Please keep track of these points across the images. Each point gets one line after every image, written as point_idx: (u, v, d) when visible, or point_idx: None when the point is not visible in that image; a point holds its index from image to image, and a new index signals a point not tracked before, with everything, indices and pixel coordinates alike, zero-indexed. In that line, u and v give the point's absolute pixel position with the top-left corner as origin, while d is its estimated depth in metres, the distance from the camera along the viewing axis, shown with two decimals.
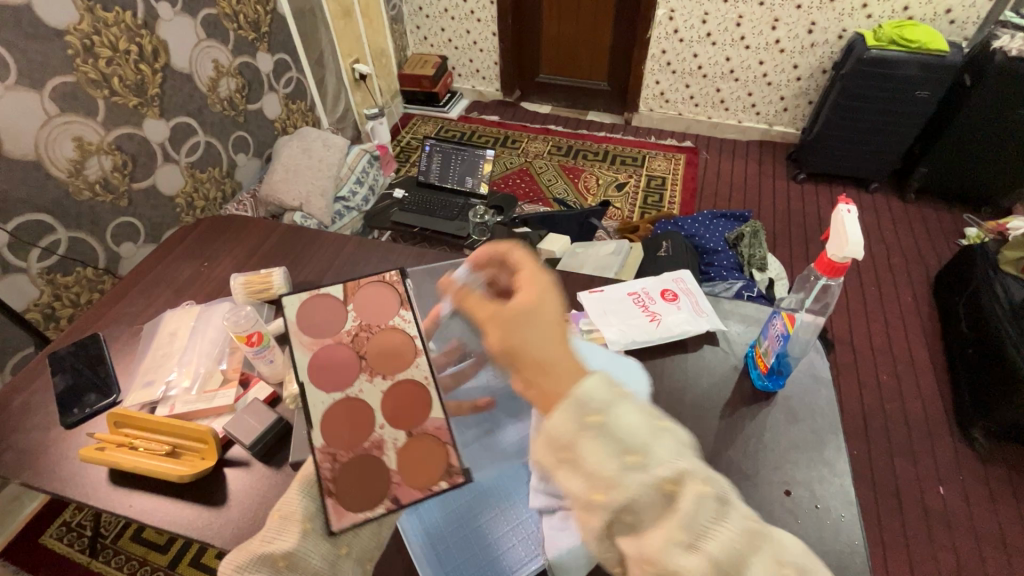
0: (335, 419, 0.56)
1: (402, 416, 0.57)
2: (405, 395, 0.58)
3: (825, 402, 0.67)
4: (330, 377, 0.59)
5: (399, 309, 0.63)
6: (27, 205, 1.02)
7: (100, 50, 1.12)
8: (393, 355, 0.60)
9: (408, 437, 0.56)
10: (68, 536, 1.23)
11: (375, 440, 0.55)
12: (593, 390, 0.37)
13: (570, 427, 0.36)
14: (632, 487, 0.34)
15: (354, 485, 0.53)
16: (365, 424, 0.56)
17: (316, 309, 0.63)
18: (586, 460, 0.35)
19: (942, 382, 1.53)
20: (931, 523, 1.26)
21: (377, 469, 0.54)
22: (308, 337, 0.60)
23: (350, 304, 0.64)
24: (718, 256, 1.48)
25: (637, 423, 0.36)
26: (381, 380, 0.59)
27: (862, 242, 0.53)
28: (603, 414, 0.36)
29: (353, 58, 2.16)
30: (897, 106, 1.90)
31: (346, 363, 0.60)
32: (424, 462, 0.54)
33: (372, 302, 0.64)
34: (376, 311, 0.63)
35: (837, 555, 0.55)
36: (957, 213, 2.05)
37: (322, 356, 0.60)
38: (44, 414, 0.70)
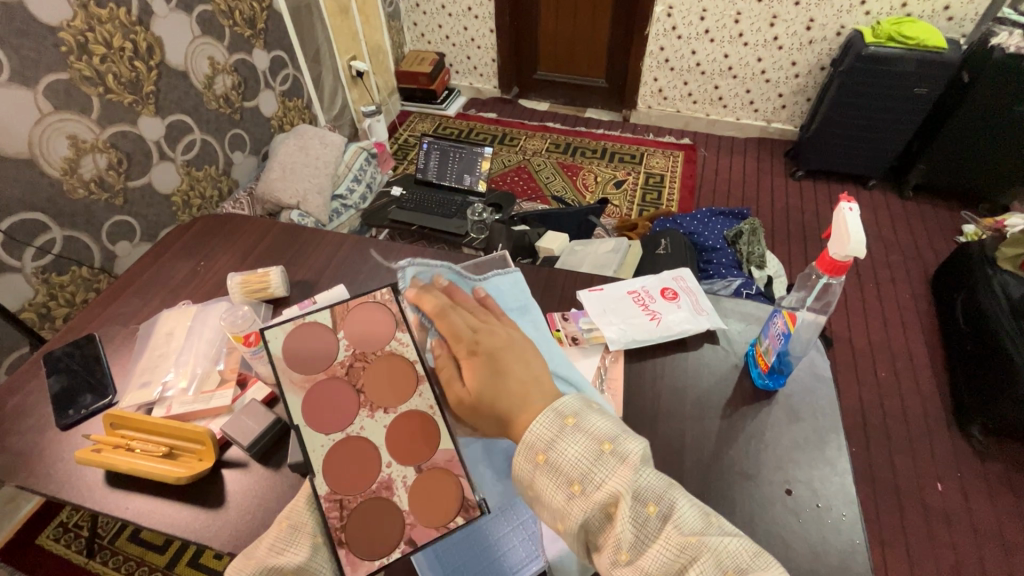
0: (338, 463, 0.51)
1: (408, 449, 0.52)
2: (411, 425, 0.54)
3: (825, 400, 0.67)
4: (327, 417, 0.54)
5: (395, 332, 0.58)
6: (22, 204, 1.02)
7: (94, 47, 1.11)
8: (395, 387, 0.55)
9: (418, 471, 0.51)
10: (65, 537, 1.22)
11: (383, 480, 0.51)
12: (543, 427, 0.45)
13: (529, 466, 0.45)
14: (577, 512, 0.42)
15: (367, 532, 0.49)
16: (369, 462, 0.52)
17: (301, 338, 0.57)
18: (545, 493, 0.44)
19: (941, 379, 1.53)
20: (930, 519, 1.27)
21: (388, 512, 0.50)
22: (297, 375, 0.55)
23: (339, 331, 0.58)
24: (717, 253, 1.48)
25: (580, 454, 0.43)
26: (383, 415, 0.54)
27: (864, 241, 0.53)
28: (547, 451, 0.44)
29: (350, 56, 2.14)
30: (895, 103, 1.91)
31: (346, 401, 0.55)
32: (437, 499, 0.50)
33: (363, 325, 0.59)
34: (372, 338, 0.58)
35: (839, 553, 0.54)
36: (954, 210, 2.06)
37: (317, 396, 0.55)
38: (39, 416, 0.70)
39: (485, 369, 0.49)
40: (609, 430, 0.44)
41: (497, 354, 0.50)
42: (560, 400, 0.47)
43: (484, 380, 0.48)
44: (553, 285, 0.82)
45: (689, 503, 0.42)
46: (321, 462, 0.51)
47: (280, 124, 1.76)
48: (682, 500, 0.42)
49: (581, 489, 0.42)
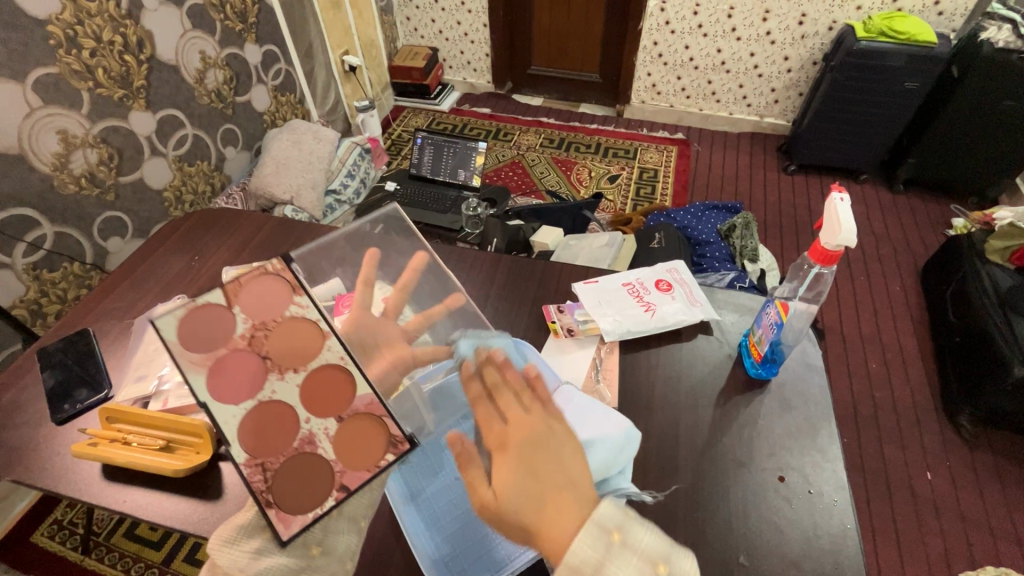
0: (254, 427, 0.49)
1: (323, 404, 0.50)
2: (323, 380, 0.51)
3: (818, 390, 0.68)
4: (232, 388, 0.50)
5: (293, 296, 0.54)
6: (11, 200, 1.01)
7: (83, 40, 1.09)
8: (302, 349, 0.52)
9: (339, 421, 0.50)
10: (60, 534, 1.22)
11: (305, 436, 0.49)
12: (586, 545, 0.36)
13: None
14: None
15: (295, 488, 0.47)
16: (286, 426, 0.50)
17: (196, 318, 0.52)
18: None
19: (930, 370, 1.55)
20: (920, 508, 1.29)
21: (315, 466, 0.48)
22: (195, 354, 0.50)
23: (235, 305, 0.54)
24: (710, 247, 1.49)
25: None
26: (293, 375, 0.51)
27: (855, 230, 0.54)
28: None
29: (342, 50, 2.13)
30: (886, 98, 1.92)
31: (251, 371, 0.51)
32: (363, 445, 0.49)
33: (258, 295, 0.55)
34: (270, 306, 0.54)
35: (830, 539, 0.56)
36: (944, 204, 2.08)
37: (219, 370, 0.50)
38: (34, 410, 0.70)
39: (515, 468, 0.39)
40: (660, 547, 0.37)
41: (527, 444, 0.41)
42: (600, 509, 0.37)
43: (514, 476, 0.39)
44: (548, 277, 0.83)
45: None
46: (235, 433, 0.49)
47: (272, 120, 1.75)
48: None
49: None
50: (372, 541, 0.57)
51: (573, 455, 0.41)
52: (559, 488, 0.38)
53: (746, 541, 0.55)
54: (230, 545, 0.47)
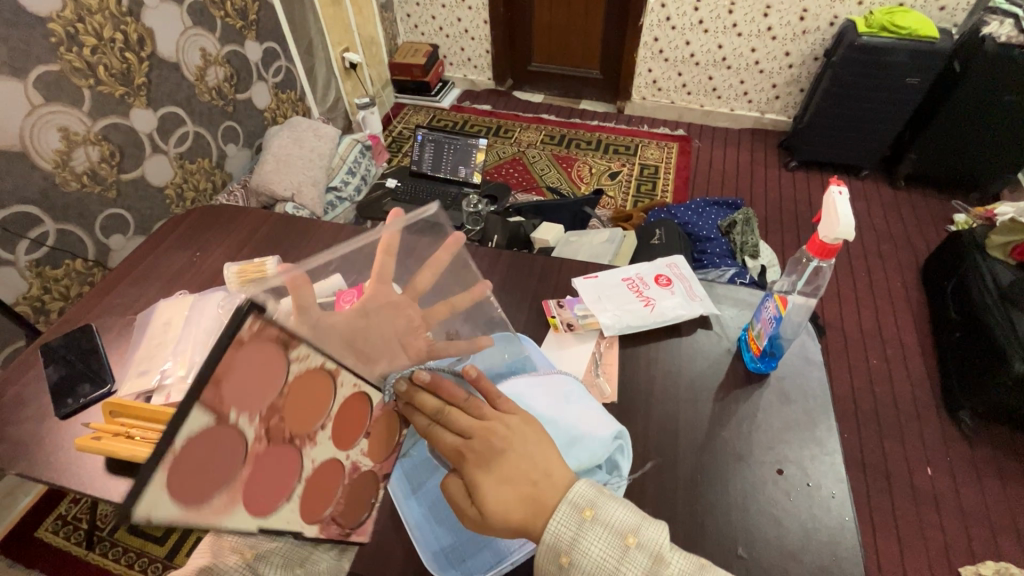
0: (314, 502, 0.46)
1: (350, 431, 0.51)
2: (347, 412, 0.51)
3: (816, 383, 0.68)
4: (280, 491, 0.43)
5: (290, 356, 0.44)
6: (14, 197, 1.01)
7: (84, 38, 1.10)
8: (315, 400, 0.47)
9: (367, 438, 0.53)
10: (64, 529, 1.22)
11: (350, 469, 0.51)
12: (562, 525, 0.45)
13: (552, 565, 0.46)
14: None
15: (358, 507, 0.53)
16: (334, 476, 0.49)
17: (185, 455, 0.37)
18: None
19: (930, 365, 1.55)
20: (920, 503, 1.29)
21: (365, 483, 0.53)
22: (231, 498, 0.39)
23: (231, 413, 0.39)
24: (711, 243, 1.49)
25: (603, 552, 0.45)
26: (325, 433, 0.47)
27: (852, 223, 0.54)
28: (570, 552, 0.45)
29: (343, 47, 2.13)
30: (888, 93, 1.92)
31: (289, 463, 0.43)
32: (384, 442, 0.56)
33: (242, 373, 0.41)
34: (269, 381, 0.43)
35: (828, 531, 0.56)
36: (945, 199, 2.08)
37: (258, 488, 0.41)
38: (38, 405, 0.70)
39: (488, 479, 0.46)
40: (631, 520, 0.46)
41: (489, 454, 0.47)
42: (573, 489, 0.47)
43: (488, 485, 0.46)
44: (548, 272, 0.83)
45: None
46: (303, 521, 0.45)
47: (273, 117, 1.75)
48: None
49: None
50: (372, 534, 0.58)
51: (535, 447, 0.48)
52: (527, 488, 0.46)
53: (744, 533, 0.56)
54: (240, 523, 0.49)
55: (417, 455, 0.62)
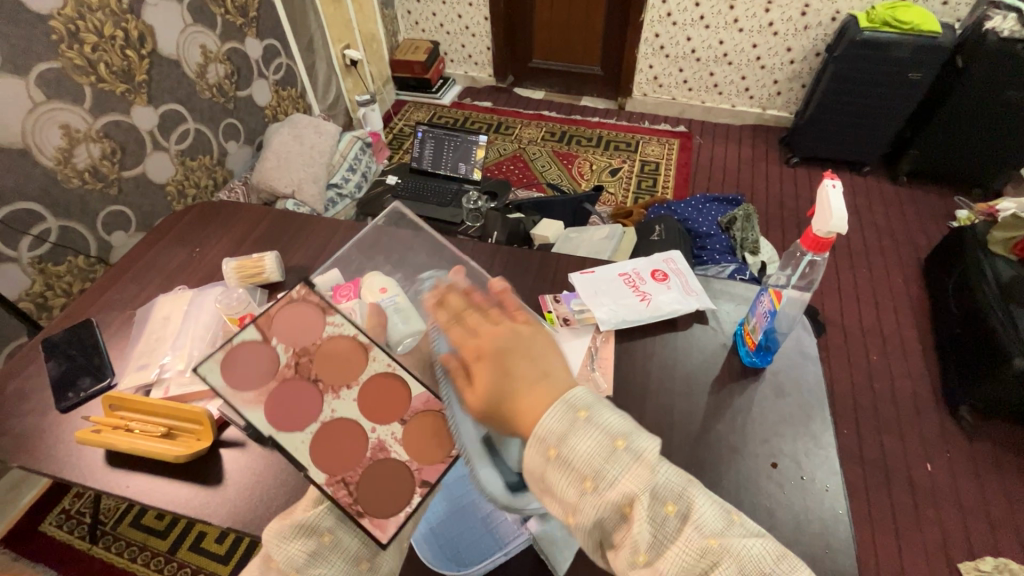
0: (325, 447, 0.50)
1: (381, 411, 0.52)
2: (380, 389, 0.53)
3: (812, 377, 0.68)
4: (291, 416, 0.51)
5: (326, 317, 0.56)
6: (17, 194, 1.02)
7: (85, 35, 1.10)
8: (349, 364, 0.54)
9: (404, 424, 0.51)
10: (68, 523, 1.24)
11: (375, 444, 0.50)
12: (553, 419, 0.35)
13: (536, 460, 0.35)
14: (590, 514, 0.34)
15: (382, 493, 0.48)
16: (355, 439, 0.50)
17: (232, 353, 0.52)
18: (554, 489, 0.35)
19: (931, 361, 1.55)
20: (919, 499, 1.29)
21: (394, 469, 0.49)
22: (251, 392, 0.51)
23: (272, 339, 0.54)
24: (711, 240, 1.49)
25: (592, 450, 0.34)
26: (348, 391, 0.53)
27: (845, 216, 0.54)
28: (559, 445, 0.34)
29: (343, 44, 2.13)
30: (889, 88, 1.91)
31: (306, 396, 0.52)
32: (430, 440, 0.50)
33: (292, 317, 0.55)
34: (306, 331, 0.55)
35: (820, 523, 0.56)
36: (947, 195, 2.07)
37: (275, 402, 0.51)
38: (39, 398, 0.71)
39: (492, 370, 0.37)
40: (623, 424, 0.35)
41: (495, 346, 0.38)
42: (572, 390, 0.37)
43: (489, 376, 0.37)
44: (545, 268, 0.83)
45: (712, 500, 0.36)
46: (308, 457, 0.49)
47: (274, 114, 1.76)
48: (703, 497, 0.36)
49: (593, 486, 0.33)
50: None
51: (544, 349, 0.39)
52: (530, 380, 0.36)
53: None
54: (287, 540, 0.43)
55: None
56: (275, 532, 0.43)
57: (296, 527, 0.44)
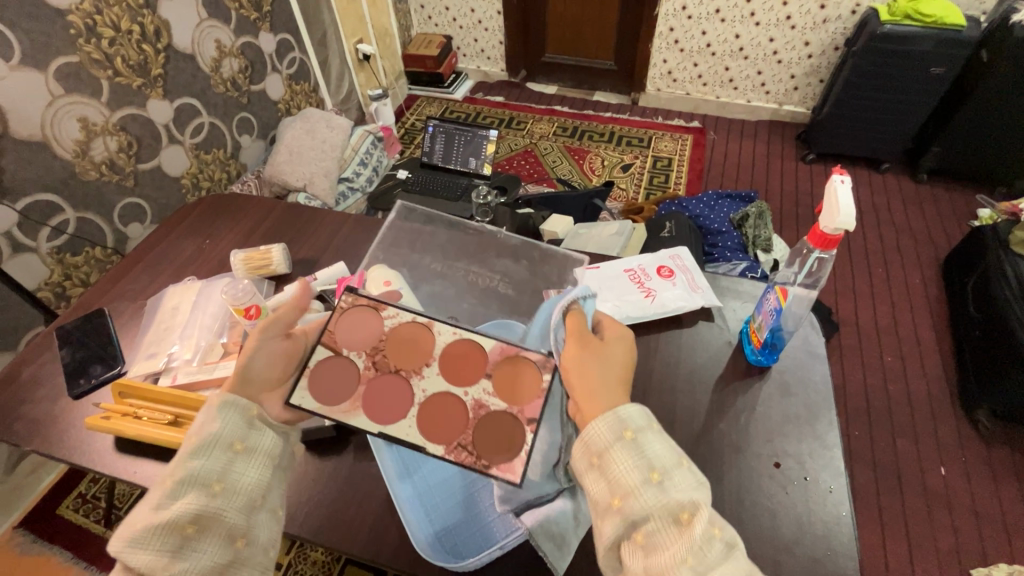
0: (432, 424, 0.53)
1: (463, 374, 0.55)
2: (458, 354, 0.56)
3: (819, 376, 0.67)
4: (387, 410, 0.54)
5: (381, 313, 0.57)
6: (36, 185, 1.05)
7: (102, 30, 1.12)
8: (417, 346, 0.56)
9: (490, 377, 0.54)
10: (84, 508, 1.27)
11: (472, 405, 0.53)
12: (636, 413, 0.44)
13: (609, 436, 0.43)
14: (649, 498, 0.39)
15: (497, 442, 0.51)
16: (454, 408, 0.54)
17: (316, 372, 0.54)
18: (613, 467, 0.41)
19: (947, 363, 1.52)
20: (931, 502, 1.27)
21: (501, 419, 0.52)
22: (347, 401, 0.53)
23: (342, 350, 0.56)
24: (722, 237, 1.47)
25: (661, 452, 0.41)
26: (431, 370, 0.55)
27: (853, 213, 0.53)
28: (636, 430, 0.42)
29: (356, 39, 2.14)
30: (910, 83, 1.86)
31: (395, 388, 0.55)
32: (520, 384, 0.53)
33: (350, 325, 0.57)
34: (368, 332, 0.57)
35: (823, 525, 0.55)
36: (969, 193, 2.02)
37: (372, 401, 0.54)
38: (52, 385, 0.73)
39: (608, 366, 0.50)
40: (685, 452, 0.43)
41: (607, 354, 0.51)
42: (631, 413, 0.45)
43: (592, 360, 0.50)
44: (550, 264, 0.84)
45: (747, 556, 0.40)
46: (420, 435, 0.52)
47: (287, 108, 1.78)
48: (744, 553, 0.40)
49: (659, 478, 0.40)
50: (367, 519, 0.59)
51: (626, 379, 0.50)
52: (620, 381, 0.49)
53: (737, 525, 0.55)
54: (140, 546, 0.41)
55: None
56: (132, 538, 0.41)
57: (152, 530, 0.41)
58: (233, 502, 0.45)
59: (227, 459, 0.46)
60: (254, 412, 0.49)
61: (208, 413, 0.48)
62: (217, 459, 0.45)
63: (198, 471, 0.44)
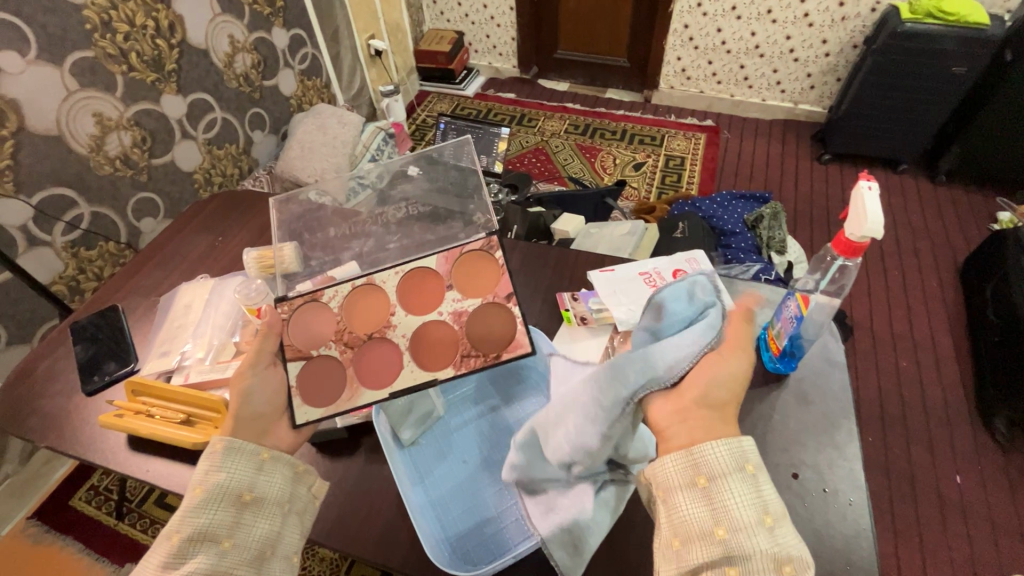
0: (430, 357, 0.60)
1: (425, 303, 0.64)
2: (412, 288, 0.65)
3: (838, 384, 0.66)
4: (381, 374, 0.60)
5: (325, 301, 0.63)
6: (51, 179, 1.05)
7: (118, 25, 1.12)
8: (374, 309, 0.63)
9: (451, 288, 0.64)
10: (96, 499, 1.28)
11: (452, 317, 0.62)
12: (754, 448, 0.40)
13: (730, 465, 0.39)
14: (759, 540, 0.36)
15: (493, 331, 0.60)
16: (437, 332, 0.62)
17: (304, 386, 0.59)
18: (725, 496, 0.38)
19: (965, 370, 1.49)
20: (947, 511, 1.25)
21: (485, 316, 0.62)
22: (348, 387, 0.59)
23: (311, 354, 0.61)
24: (736, 238, 1.45)
25: (774, 497, 0.39)
26: (400, 314, 0.63)
27: (881, 221, 0.52)
28: (757, 468, 0.39)
29: (368, 34, 2.13)
30: (931, 83, 1.82)
31: (379, 349, 0.62)
32: (476, 282, 0.64)
33: (305, 329, 0.62)
34: (323, 328, 0.62)
35: (843, 538, 0.54)
36: (989, 196, 1.98)
37: (367, 373, 0.60)
38: (65, 381, 0.73)
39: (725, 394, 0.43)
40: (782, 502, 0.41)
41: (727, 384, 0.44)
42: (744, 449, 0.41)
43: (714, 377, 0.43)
44: (563, 266, 0.83)
45: None
46: (424, 371, 0.59)
47: (299, 103, 1.77)
48: None
49: (771, 523, 0.37)
50: (377, 522, 0.58)
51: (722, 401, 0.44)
52: (733, 402, 0.43)
53: None
54: None
55: (424, 445, 0.64)
56: None
57: None
58: (242, 557, 0.45)
59: (236, 512, 0.47)
60: (263, 455, 0.50)
61: (211, 460, 0.48)
62: (226, 513, 0.46)
63: (206, 527, 0.45)
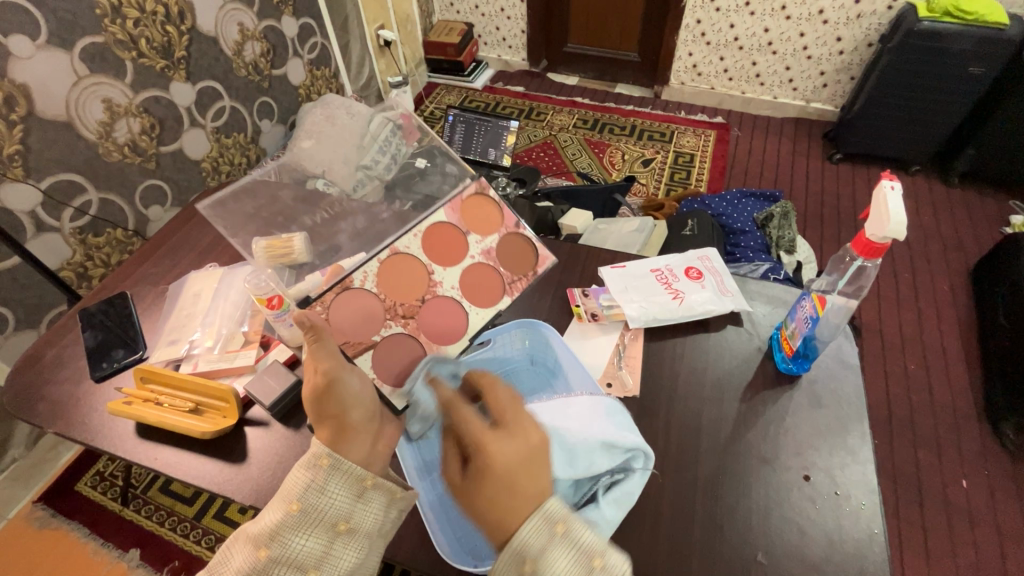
0: (485, 294, 0.70)
1: (455, 257, 0.70)
2: (433, 247, 0.70)
3: (850, 387, 0.65)
4: (449, 328, 0.67)
5: (356, 288, 0.65)
6: (61, 165, 1.05)
7: (128, 10, 1.11)
8: (410, 276, 0.68)
9: (468, 233, 0.72)
10: (101, 485, 1.29)
11: (484, 257, 0.71)
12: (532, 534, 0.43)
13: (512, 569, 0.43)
14: None
15: (519, 256, 0.73)
16: (477, 272, 0.71)
17: (387, 368, 0.62)
18: None
19: (974, 373, 1.48)
20: (952, 515, 1.24)
21: (507, 245, 0.73)
22: (427, 346, 0.65)
23: (373, 338, 0.63)
24: (745, 237, 1.44)
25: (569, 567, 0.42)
26: (440, 269, 0.69)
27: (903, 221, 0.51)
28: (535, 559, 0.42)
29: (377, 24, 2.12)
30: (946, 82, 1.80)
31: (433, 308, 0.68)
32: (483, 220, 0.73)
33: (347, 320, 0.63)
34: (369, 311, 0.65)
35: (854, 544, 0.53)
36: (1002, 199, 1.96)
37: (436, 329, 0.67)
38: (74, 368, 0.73)
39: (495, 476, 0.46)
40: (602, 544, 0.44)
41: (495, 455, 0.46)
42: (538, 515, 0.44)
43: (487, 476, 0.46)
44: (574, 261, 0.82)
45: None
46: (487, 306, 0.69)
47: (308, 93, 1.76)
48: None
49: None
50: None
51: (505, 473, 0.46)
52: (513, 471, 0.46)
53: (765, 540, 0.54)
54: None
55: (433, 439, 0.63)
56: None
57: None
58: None
59: (328, 540, 0.45)
60: (366, 482, 0.46)
61: (314, 477, 0.45)
62: (318, 539, 0.45)
63: (295, 551, 0.45)
